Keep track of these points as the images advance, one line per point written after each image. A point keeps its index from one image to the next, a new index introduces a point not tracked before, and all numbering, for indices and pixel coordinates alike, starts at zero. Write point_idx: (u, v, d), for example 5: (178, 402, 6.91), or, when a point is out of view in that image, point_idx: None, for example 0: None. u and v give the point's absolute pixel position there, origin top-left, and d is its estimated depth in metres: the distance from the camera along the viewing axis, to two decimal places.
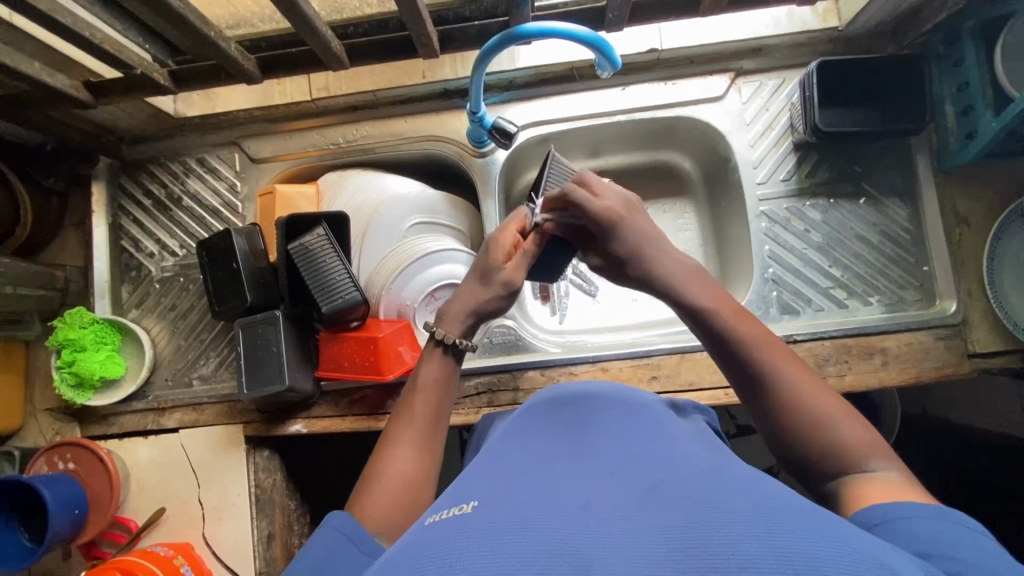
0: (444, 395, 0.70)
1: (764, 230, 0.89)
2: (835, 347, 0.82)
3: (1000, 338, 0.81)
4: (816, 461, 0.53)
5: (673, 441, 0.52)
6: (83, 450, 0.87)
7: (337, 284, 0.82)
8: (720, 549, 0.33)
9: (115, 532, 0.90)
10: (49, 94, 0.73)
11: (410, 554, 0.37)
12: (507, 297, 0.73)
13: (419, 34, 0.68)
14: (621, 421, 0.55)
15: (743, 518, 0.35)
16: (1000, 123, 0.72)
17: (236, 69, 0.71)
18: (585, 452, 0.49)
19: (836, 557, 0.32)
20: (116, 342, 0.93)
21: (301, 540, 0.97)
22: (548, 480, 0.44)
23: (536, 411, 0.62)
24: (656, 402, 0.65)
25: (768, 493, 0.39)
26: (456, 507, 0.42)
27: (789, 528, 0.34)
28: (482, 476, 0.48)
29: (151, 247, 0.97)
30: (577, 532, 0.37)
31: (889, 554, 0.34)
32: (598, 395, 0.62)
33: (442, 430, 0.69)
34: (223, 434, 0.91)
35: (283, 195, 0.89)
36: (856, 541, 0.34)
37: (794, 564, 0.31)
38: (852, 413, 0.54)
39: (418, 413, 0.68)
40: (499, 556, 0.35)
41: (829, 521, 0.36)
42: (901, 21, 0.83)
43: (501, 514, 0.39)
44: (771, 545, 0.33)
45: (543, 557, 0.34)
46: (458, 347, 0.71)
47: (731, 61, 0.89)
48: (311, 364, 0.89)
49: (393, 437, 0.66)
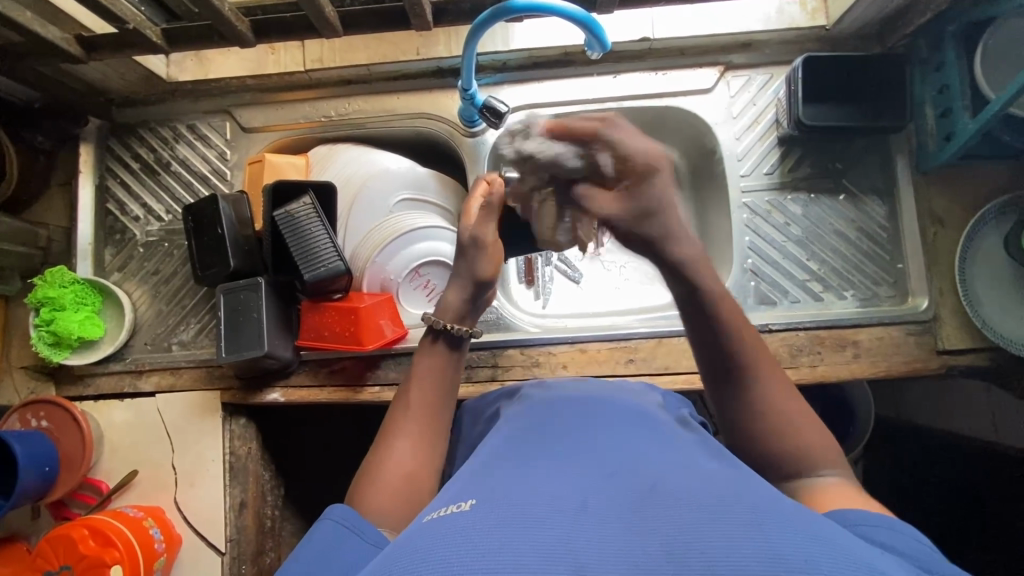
0: (439, 384, 0.71)
1: (746, 221, 0.90)
2: (808, 338, 0.84)
3: (969, 335, 0.83)
4: (759, 454, 0.58)
5: (672, 445, 0.53)
6: (57, 409, 0.86)
7: (321, 253, 0.82)
8: (717, 550, 0.34)
9: (85, 493, 0.89)
10: (41, 47, 0.73)
11: (410, 551, 0.38)
12: (484, 254, 0.75)
13: (413, 4, 0.68)
14: (618, 425, 0.57)
15: (737, 522, 0.37)
16: (976, 124, 0.74)
17: (230, 30, 0.71)
18: (583, 454, 0.50)
19: (824, 556, 0.34)
20: (97, 303, 0.93)
21: (274, 511, 0.97)
22: (546, 479, 0.45)
23: (530, 413, 0.63)
24: (649, 405, 0.66)
25: (762, 498, 0.41)
26: (454, 505, 0.43)
27: (782, 532, 0.35)
28: (481, 473, 0.49)
29: (137, 211, 0.97)
30: (576, 529, 0.38)
31: (875, 555, 0.36)
32: (596, 400, 0.64)
33: (443, 423, 0.70)
34: (200, 399, 0.91)
35: (272, 163, 0.89)
36: (844, 544, 0.36)
37: (786, 563, 0.33)
38: (812, 417, 0.58)
39: (418, 401, 0.69)
40: (500, 552, 0.36)
41: (817, 524, 0.37)
42: (887, 23, 0.85)
43: (498, 514, 0.40)
44: (765, 546, 0.34)
45: (544, 556, 0.35)
46: (453, 333, 0.73)
47: (721, 55, 0.91)
48: (291, 333, 0.89)
49: (393, 428, 0.67)
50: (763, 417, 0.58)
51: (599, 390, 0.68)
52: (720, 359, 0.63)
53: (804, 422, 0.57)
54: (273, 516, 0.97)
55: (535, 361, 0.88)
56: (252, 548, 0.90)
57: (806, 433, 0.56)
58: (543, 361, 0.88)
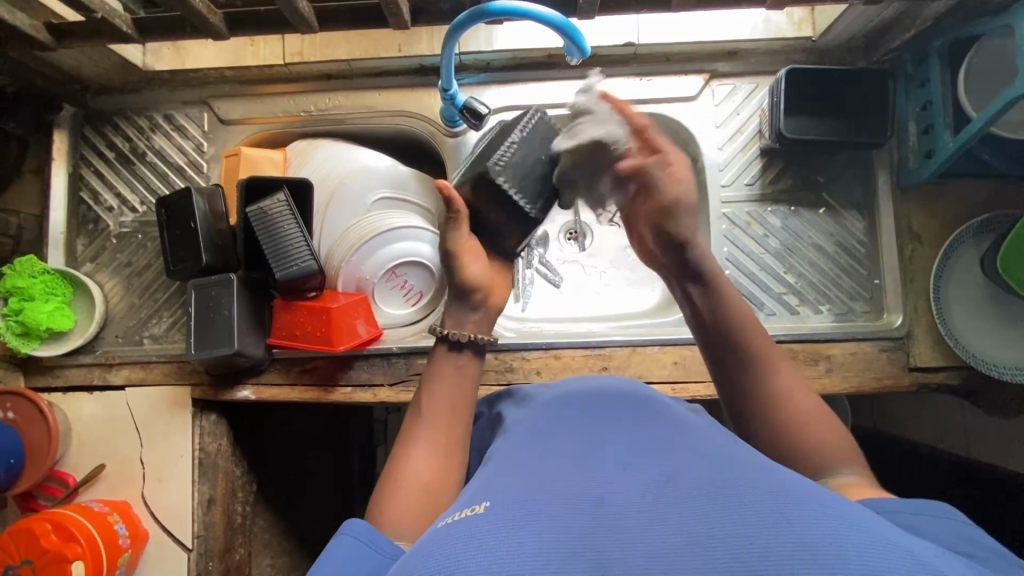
0: (461, 389, 0.67)
1: (725, 232, 0.90)
2: (782, 351, 0.84)
3: (941, 354, 0.83)
4: (779, 436, 0.58)
5: (687, 431, 0.53)
6: (24, 401, 0.85)
7: (293, 252, 0.81)
8: (742, 542, 0.34)
9: (51, 486, 0.88)
10: (8, 33, 0.71)
11: (429, 555, 0.38)
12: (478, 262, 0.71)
13: (389, 3, 0.67)
14: (631, 417, 0.56)
15: (761, 513, 0.36)
16: (957, 143, 0.74)
17: (201, 22, 0.70)
18: (597, 446, 0.50)
19: (854, 544, 0.33)
20: (67, 294, 0.91)
21: (245, 508, 0.97)
22: (562, 475, 0.45)
23: (542, 409, 0.61)
24: (658, 392, 0.66)
25: (785, 483, 0.40)
26: (468, 509, 0.43)
27: (809, 518, 0.35)
28: (494, 473, 0.49)
29: (111, 201, 0.95)
30: (597, 529, 0.38)
31: (910, 541, 0.35)
32: (606, 390, 0.63)
33: (462, 427, 0.65)
34: (170, 394, 0.90)
35: (248, 157, 0.88)
36: (873, 528, 0.35)
37: (814, 556, 0.32)
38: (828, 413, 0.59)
39: (431, 410, 0.65)
40: (520, 555, 0.36)
41: (842, 509, 0.37)
42: (875, 36, 0.84)
43: (516, 514, 0.39)
44: (793, 538, 0.34)
45: (568, 559, 0.35)
46: (451, 339, 0.69)
47: (707, 63, 0.89)
48: (263, 331, 0.88)
49: (408, 435, 0.64)
50: (778, 409, 0.59)
51: (613, 380, 0.67)
52: (727, 352, 0.64)
53: (817, 416, 0.58)
54: (244, 513, 0.97)
55: (509, 366, 0.88)
56: (220, 545, 0.90)
57: (817, 423, 0.57)
58: (517, 366, 0.88)
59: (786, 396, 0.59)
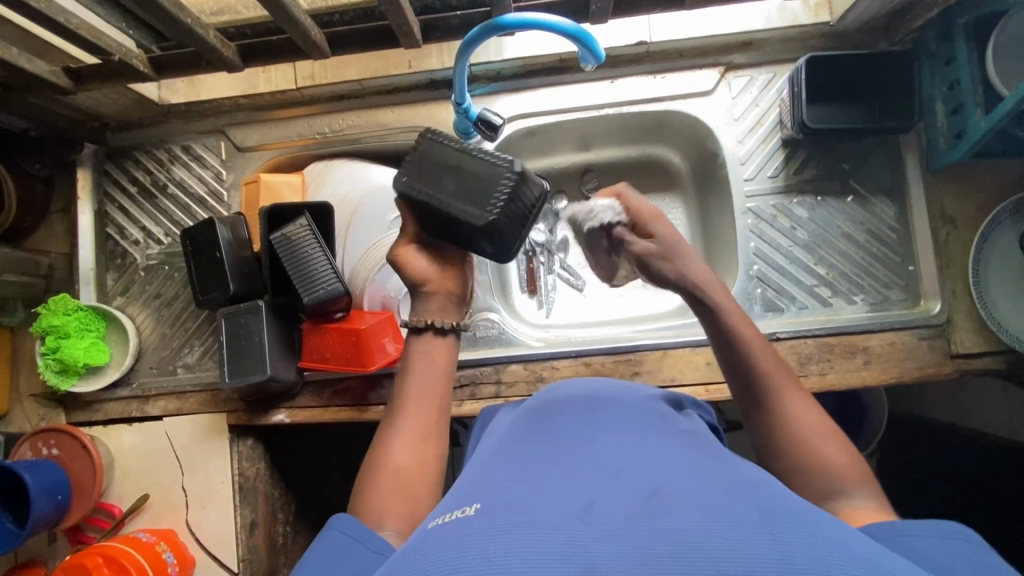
0: (435, 374, 0.67)
1: (750, 227, 0.88)
2: (817, 346, 0.82)
3: (985, 339, 0.81)
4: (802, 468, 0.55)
5: (676, 437, 0.52)
6: (66, 437, 0.87)
7: (319, 275, 0.82)
8: (725, 551, 0.34)
9: (98, 518, 0.90)
10: (29, 82, 0.72)
11: (417, 557, 0.38)
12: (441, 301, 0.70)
13: (400, 24, 0.68)
14: (624, 419, 0.54)
15: (748, 525, 0.36)
16: (988, 122, 0.71)
17: (215, 55, 0.71)
18: (589, 448, 0.48)
19: (836, 561, 0.33)
20: (101, 329, 0.93)
21: (286, 530, 0.98)
22: (546, 476, 0.44)
23: (527, 416, 0.60)
24: (651, 395, 0.65)
25: (771, 497, 0.40)
26: (459, 509, 0.42)
27: (794, 532, 0.35)
28: (482, 477, 0.48)
29: (137, 235, 0.97)
30: (583, 527, 0.37)
31: (887, 558, 0.35)
32: (597, 392, 0.61)
33: (442, 416, 0.67)
34: (207, 422, 0.91)
35: (269, 184, 0.88)
36: (854, 545, 0.35)
37: (798, 567, 0.32)
38: (837, 438, 0.56)
39: (412, 397, 0.66)
40: (505, 559, 0.35)
41: (828, 523, 0.37)
42: (893, 16, 0.82)
43: (504, 515, 0.39)
44: (775, 550, 0.34)
45: (554, 557, 0.34)
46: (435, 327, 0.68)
47: (722, 55, 0.88)
48: (294, 355, 0.89)
49: (390, 423, 0.65)
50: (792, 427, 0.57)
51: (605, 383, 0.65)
52: (742, 379, 0.63)
53: (827, 435, 0.56)
54: (285, 533, 0.97)
55: (539, 376, 0.87)
56: (265, 567, 0.90)
57: (832, 448, 0.55)
58: (548, 376, 0.87)
59: (793, 421, 0.58)
